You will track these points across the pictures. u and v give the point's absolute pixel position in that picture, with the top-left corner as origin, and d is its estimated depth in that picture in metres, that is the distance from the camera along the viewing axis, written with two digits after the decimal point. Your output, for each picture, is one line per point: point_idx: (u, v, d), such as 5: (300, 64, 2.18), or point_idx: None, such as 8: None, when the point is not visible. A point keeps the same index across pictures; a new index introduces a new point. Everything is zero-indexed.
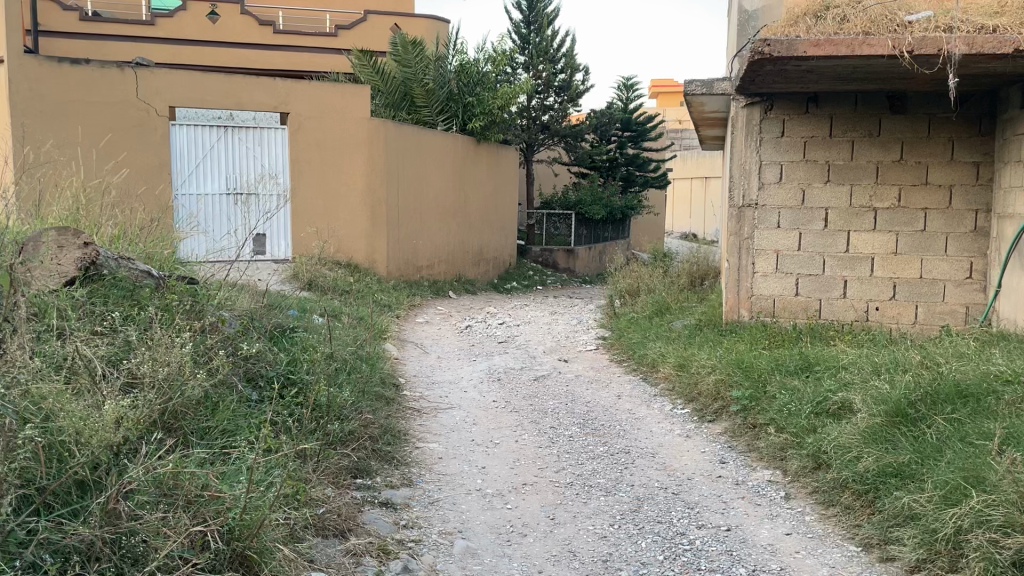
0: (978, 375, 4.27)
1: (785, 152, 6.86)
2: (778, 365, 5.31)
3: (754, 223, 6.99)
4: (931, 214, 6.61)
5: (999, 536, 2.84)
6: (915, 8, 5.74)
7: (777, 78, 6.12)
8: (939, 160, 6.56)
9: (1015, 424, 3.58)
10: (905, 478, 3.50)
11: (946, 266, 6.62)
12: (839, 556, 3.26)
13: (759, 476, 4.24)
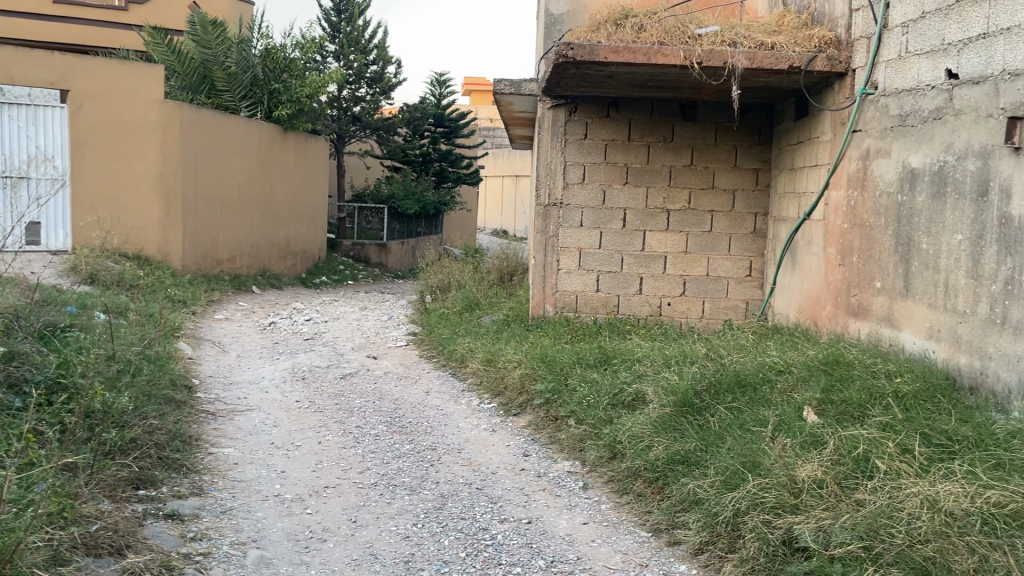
0: (755, 366, 4.64)
1: (588, 154, 7.10)
2: (579, 359, 5.50)
3: (558, 221, 7.19)
4: (717, 216, 7.12)
5: (771, 517, 3.05)
6: (704, 23, 6.13)
7: (580, 82, 6.33)
8: (725, 167, 7.08)
9: (785, 411, 3.93)
10: (691, 465, 3.73)
11: (729, 264, 7.14)
12: (631, 542, 3.40)
13: (559, 467, 4.35)
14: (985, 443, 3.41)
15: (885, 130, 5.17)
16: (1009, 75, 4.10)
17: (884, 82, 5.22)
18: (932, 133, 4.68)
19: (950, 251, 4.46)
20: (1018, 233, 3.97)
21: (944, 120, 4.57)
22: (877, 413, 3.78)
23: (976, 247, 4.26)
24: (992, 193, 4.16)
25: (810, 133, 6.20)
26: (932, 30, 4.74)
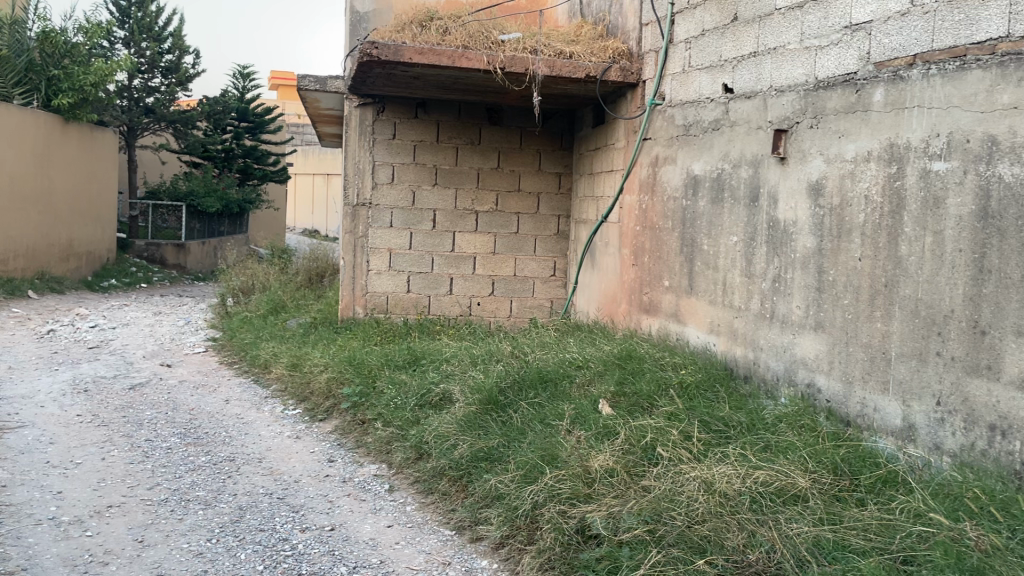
0: (557, 362, 4.82)
1: (396, 154, 7.06)
2: (387, 361, 5.48)
3: (367, 222, 7.10)
4: (523, 218, 7.32)
5: (567, 507, 3.18)
6: (507, 29, 6.28)
7: (386, 82, 6.29)
8: (530, 170, 7.30)
9: (582, 405, 4.12)
10: (494, 461, 3.82)
11: (535, 265, 7.36)
12: (435, 542, 3.41)
13: (365, 471, 4.29)
14: (756, 428, 3.75)
15: (672, 139, 5.53)
16: (776, 91, 4.51)
17: (670, 94, 5.58)
18: (711, 142, 5.06)
19: (727, 252, 4.84)
20: (783, 235, 4.38)
21: (722, 131, 4.96)
22: (664, 404, 4.06)
23: (749, 247, 4.66)
24: (762, 198, 4.57)
25: (607, 140, 6.52)
26: (711, 47, 5.13)
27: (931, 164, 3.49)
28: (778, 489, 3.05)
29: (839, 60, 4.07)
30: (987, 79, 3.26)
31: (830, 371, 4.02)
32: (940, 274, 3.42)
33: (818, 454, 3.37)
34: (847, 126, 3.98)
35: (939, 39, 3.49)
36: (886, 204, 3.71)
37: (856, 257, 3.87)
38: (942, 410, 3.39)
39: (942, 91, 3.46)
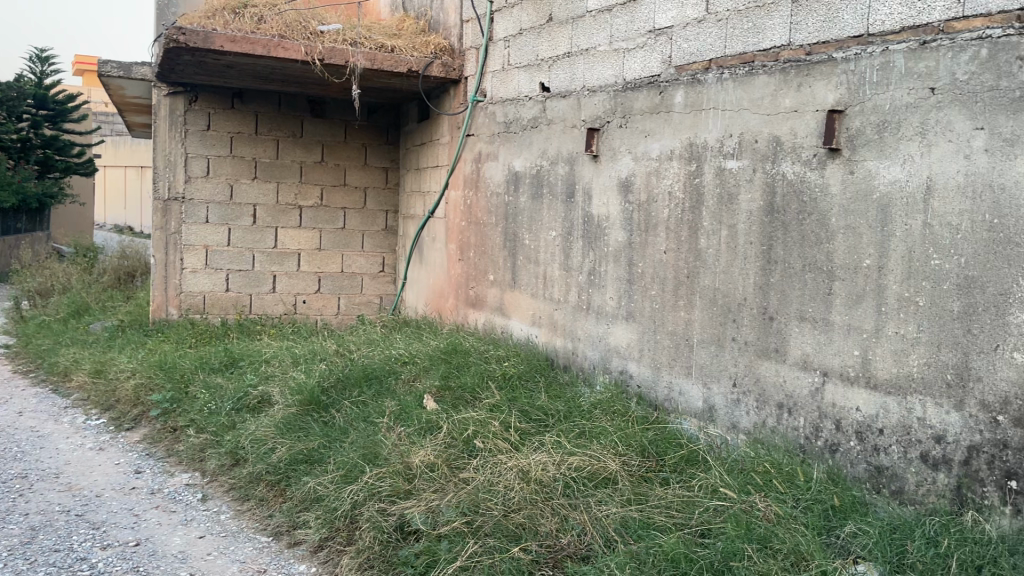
0: (382, 359, 4.78)
1: (211, 146, 6.73)
2: (202, 364, 5.23)
3: (181, 217, 6.70)
4: (349, 213, 7.20)
5: (386, 504, 3.16)
6: (326, 20, 6.13)
7: (196, 70, 5.97)
8: (355, 165, 7.18)
9: (407, 400, 4.12)
10: (314, 463, 3.73)
11: (362, 260, 7.26)
12: (250, 549, 3.28)
13: (176, 481, 4.06)
14: (572, 416, 3.89)
15: (493, 135, 5.61)
16: (589, 91, 4.68)
17: (491, 91, 5.66)
18: (530, 140, 5.18)
19: (547, 247, 4.98)
20: (597, 229, 4.55)
21: (540, 128, 5.09)
22: (485, 397, 4.12)
23: (566, 242, 4.81)
24: (577, 194, 4.73)
25: (431, 136, 6.53)
26: (528, 46, 5.25)
27: (725, 163, 3.74)
28: (591, 473, 3.21)
29: (644, 63, 4.28)
30: (772, 84, 3.53)
31: (640, 358, 4.23)
32: (734, 265, 3.67)
33: (628, 437, 3.54)
34: (652, 126, 4.20)
35: (731, 45, 3.75)
36: (687, 200, 3.94)
37: (662, 250, 4.08)
38: (737, 391, 3.66)
39: (734, 94, 3.71)
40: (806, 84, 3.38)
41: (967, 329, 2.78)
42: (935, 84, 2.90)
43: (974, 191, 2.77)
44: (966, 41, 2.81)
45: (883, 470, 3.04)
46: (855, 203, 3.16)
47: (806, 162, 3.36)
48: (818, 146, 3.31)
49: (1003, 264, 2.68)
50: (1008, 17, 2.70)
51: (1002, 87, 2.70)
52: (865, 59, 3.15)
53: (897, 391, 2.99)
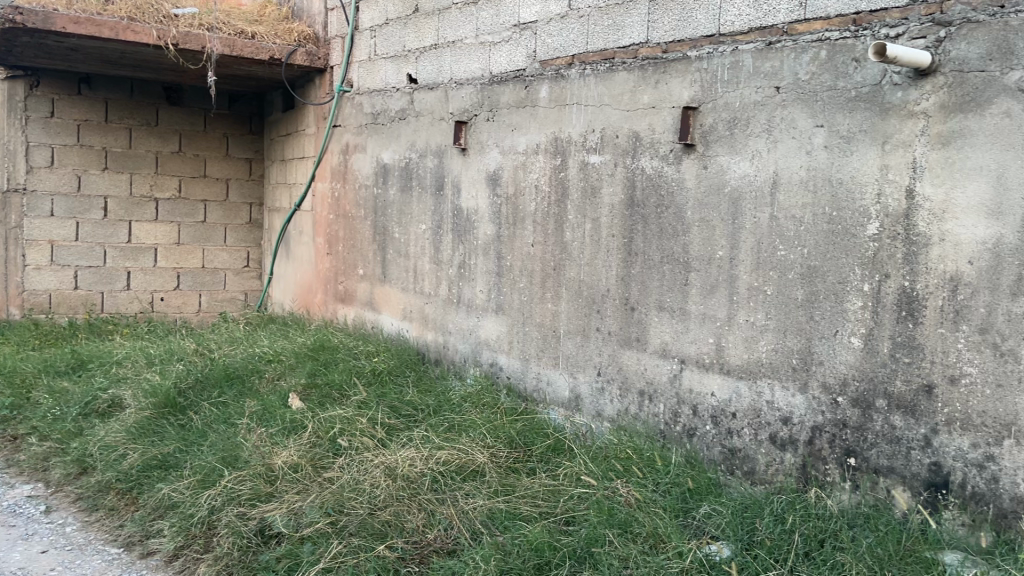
0: (245, 358, 4.61)
1: (55, 134, 6.28)
2: (48, 367, 4.89)
3: (22, 210, 6.24)
4: (210, 206, 6.89)
5: (247, 509, 3.04)
6: (181, 3, 5.83)
7: (36, 52, 5.56)
8: (216, 156, 6.88)
9: (270, 400, 3.98)
10: (169, 469, 3.56)
11: (225, 255, 6.98)
12: (98, 562, 3.07)
13: (16, 493, 3.75)
14: (442, 410, 3.87)
15: (360, 127, 5.51)
16: (456, 83, 4.66)
17: (357, 81, 5.55)
18: (398, 132, 5.11)
19: (416, 240, 4.93)
20: (466, 223, 4.55)
21: (407, 120, 5.03)
22: (353, 393, 4.04)
23: (436, 235, 4.78)
24: (446, 188, 4.71)
25: (296, 126, 6.35)
26: (394, 37, 5.17)
27: (588, 157, 3.80)
28: (459, 467, 3.20)
29: (509, 57, 4.30)
30: (631, 81, 3.62)
31: (509, 350, 4.25)
32: (598, 258, 3.74)
33: (496, 429, 3.56)
34: (518, 119, 4.22)
35: (592, 42, 3.82)
36: (553, 193, 3.99)
37: (530, 243, 4.12)
38: (602, 380, 3.74)
39: (596, 90, 3.78)
40: (663, 81, 3.48)
41: (809, 316, 2.94)
42: (780, 83, 3.05)
43: (815, 185, 2.92)
44: (808, 43, 2.96)
45: (737, 451, 3.19)
46: (709, 197, 3.28)
47: (664, 157, 3.46)
48: (674, 141, 3.42)
49: (841, 254, 2.84)
50: (845, 20, 2.86)
51: (839, 87, 2.87)
52: (717, 58, 3.27)
53: (748, 376, 3.14)
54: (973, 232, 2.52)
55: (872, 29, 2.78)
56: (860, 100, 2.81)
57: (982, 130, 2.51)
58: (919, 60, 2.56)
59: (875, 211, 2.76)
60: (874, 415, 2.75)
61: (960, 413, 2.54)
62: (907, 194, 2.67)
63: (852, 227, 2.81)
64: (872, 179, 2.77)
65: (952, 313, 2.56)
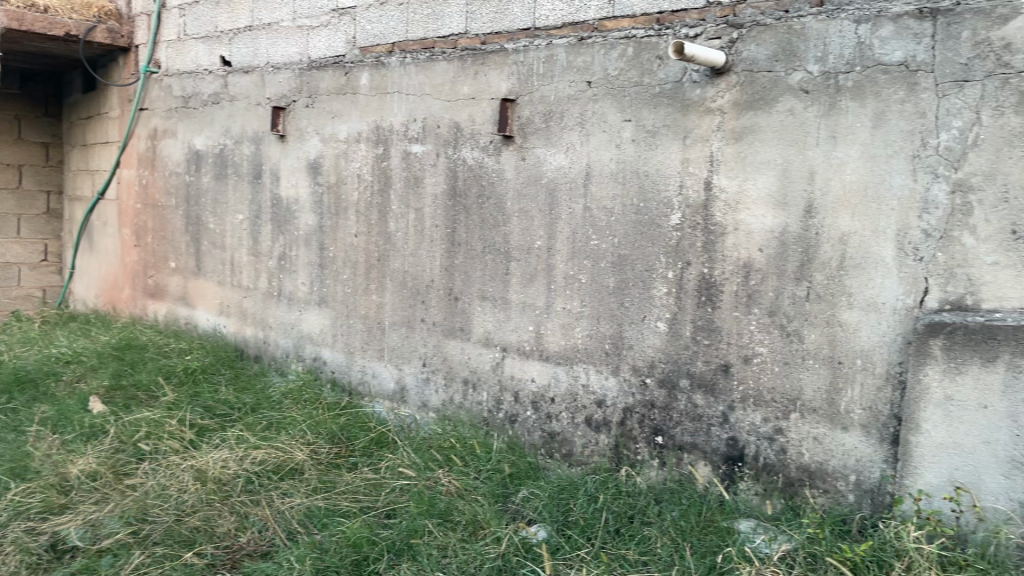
0: (39, 361, 4.23)
1: None
2: None
3: None
4: (0, 195, 6.27)
5: (37, 523, 2.78)
6: None
7: None
8: (6, 140, 6.27)
9: (68, 404, 3.68)
10: None
11: (19, 249, 6.37)
12: None
13: None
14: (260, 407, 3.73)
15: (170, 111, 5.19)
16: (273, 68, 4.48)
17: (166, 62, 5.22)
18: (212, 117, 4.85)
19: (233, 231, 4.71)
20: (286, 213, 4.39)
21: (221, 105, 4.79)
22: (163, 394, 3.81)
23: (254, 226, 4.58)
24: (264, 176, 4.52)
25: (99, 110, 5.90)
26: (206, 17, 4.91)
27: (410, 147, 3.77)
28: (276, 466, 3.11)
29: (328, 43, 4.18)
30: (451, 71, 3.62)
31: (333, 344, 4.15)
32: (422, 248, 3.72)
33: (317, 425, 3.47)
34: (338, 107, 4.12)
35: (411, 30, 3.78)
36: (374, 183, 3.93)
37: (352, 234, 4.04)
38: (427, 370, 3.73)
39: (416, 79, 3.75)
40: (482, 72, 3.50)
41: (620, 303, 3.06)
42: (592, 77, 3.14)
43: (625, 177, 3.04)
44: (616, 40, 3.07)
45: (556, 435, 3.27)
46: (527, 187, 3.34)
47: (484, 149, 3.49)
48: (493, 132, 3.46)
49: (648, 243, 2.98)
50: (649, 19, 2.99)
51: (645, 83, 3.00)
52: (532, 51, 3.33)
53: (566, 362, 3.23)
54: (763, 222, 2.70)
55: (673, 29, 2.92)
56: (663, 96, 2.95)
57: (769, 127, 2.70)
58: (714, 60, 2.70)
59: (677, 202, 2.91)
60: (679, 395, 2.91)
61: (753, 390, 2.73)
62: (705, 186, 2.84)
63: (657, 218, 2.95)
64: (674, 171, 2.92)
65: (746, 297, 2.74)
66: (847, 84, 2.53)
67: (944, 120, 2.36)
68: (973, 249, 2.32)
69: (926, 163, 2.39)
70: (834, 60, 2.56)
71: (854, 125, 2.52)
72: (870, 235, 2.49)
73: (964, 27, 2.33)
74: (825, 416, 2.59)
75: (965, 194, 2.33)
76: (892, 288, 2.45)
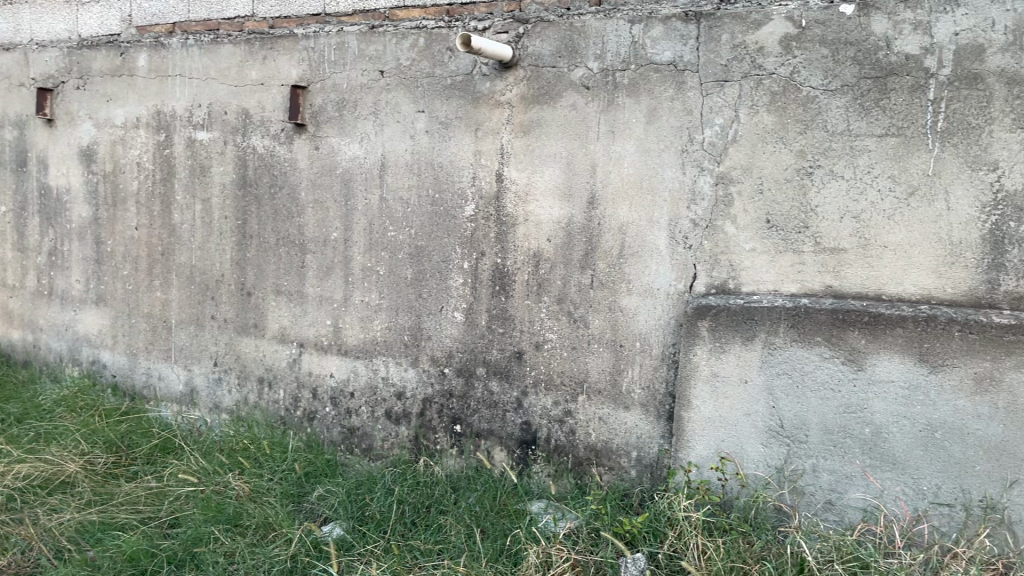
0: None
1: None
2: None
3: None
4: None
5: None
6: None
7: None
8: None
9: None
10: None
11: None
12: None
13: None
14: (27, 418, 3.41)
15: None
16: (37, 46, 4.07)
17: None
18: None
19: None
20: (55, 205, 4.02)
21: None
22: None
23: (19, 219, 4.15)
24: (30, 164, 4.11)
25: None
26: None
27: (195, 133, 3.56)
28: (44, 480, 2.86)
29: (100, 20, 3.85)
30: (237, 55, 3.44)
31: (114, 346, 3.85)
32: (210, 241, 3.54)
33: (92, 434, 3.22)
34: (114, 90, 3.81)
35: (193, 11, 3.56)
36: (156, 172, 3.68)
37: (133, 226, 3.76)
38: (218, 370, 3.54)
39: (200, 63, 3.54)
40: (270, 58, 3.36)
41: (418, 294, 3.05)
42: (384, 67, 3.10)
43: (419, 168, 3.04)
44: (407, 30, 3.05)
45: (354, 430, 3.21)
46: (321, 177, 3.25)
47: (275, 137, 3.36)
48: (285, 120, 3.33)
49: (443, 234, 2.99)
50: (439, 10, 2.99)
51: (437, 75, 3.00)
52: (322, 37, 3.23)
53: (364, 356, 3.18)
54: (551, 213, 2.79)
55: (463, 21, 2.94)
56: (455, 88, 2.97)
57: (555, 120, 2.79)
58: (502, 53, 2.74)
59: (470, 193, 2.94)
60: (476, 383, 2.95)
61: (545, 375, 2.83)
62: (497, 177, 2.90)
63: (452, 209, 2.97)
64: (467, 163, 2.95)
65: (536, 285, 2.82)
66: (623, 82, 2.66)
67: (708, 117, 2.54)
68: (733, 237, 2.51)
69: (693, 157, 2.56)
70: (612, 58, 2.68)
71: (631, 121, 2.65)
72: (647, 225, 2.64)
73: (724, 30, 2.51)
74: (609, 397, 2.72)
75: (727, 186, 2.52)
76: (666, 274, 2.62)
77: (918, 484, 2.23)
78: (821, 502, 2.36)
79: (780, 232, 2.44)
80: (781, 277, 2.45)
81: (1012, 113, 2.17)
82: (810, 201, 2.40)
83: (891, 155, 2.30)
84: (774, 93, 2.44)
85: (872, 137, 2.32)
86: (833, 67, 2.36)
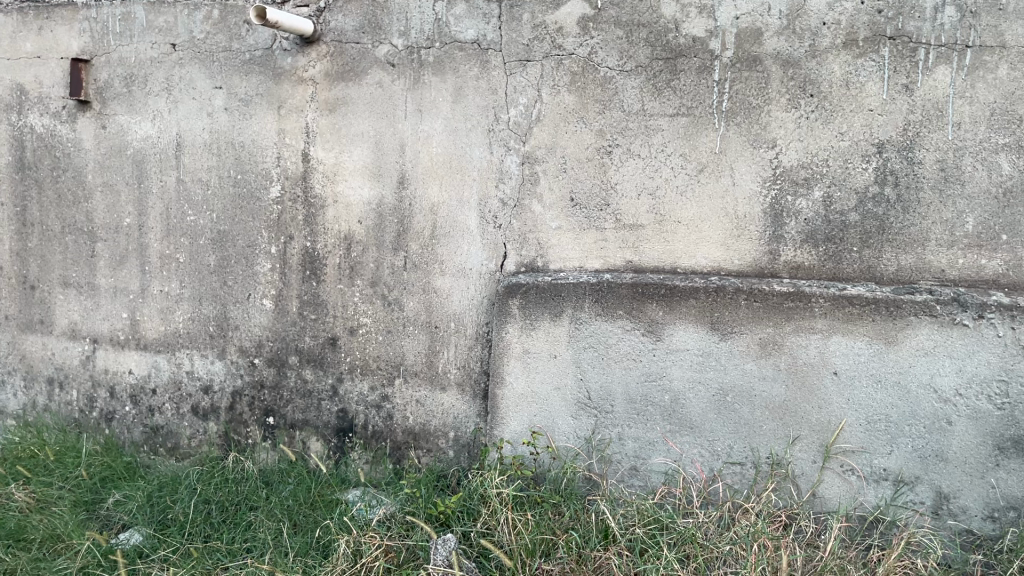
0: None
1: None
2: None
3: None
4: None
5: None
6: None
7: None
8: None
9: None
10: None
11: None
12: None
13: None
14: None
15: None
16: None
17: None
18: None
19: None
20: None
21: None
22: None
23: None
24: None
25: None
26: None
27: None
28: None
29: None
30: (8, 25, 3.11)
31: None
32: None
33: None
34: None
35: None
36: None
37: None
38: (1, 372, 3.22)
39: None
40: (47, 28, 3.06)
41: (222, 281, 2.89)
42: (175, 40, 2.90)
43: (218, 147, 2.87)
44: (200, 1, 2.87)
45: (159, 429, 3.01)
46: (110, 158, 3.01)
47: (55, 115, 3.07)
48: (66, 97, 3.05)
49: (247, 217, 2.85)
50: None
51: (234, 49, 2.84)
52: (106, 6, 2.98)
53: (166, 349, 2.98)
54: (360, 194, 2.72)
55: None
56: (254, 64, 2.82)
57: (360, 98, 2.71)
58: (301, 28, 2.62)
59: (275, 174, 2.81)
60: (288, 372, 2.84)
61: (359, 360, 2.76)
62: (302, 158, 2.79)
63: (256, 191, 2.83)
64: (271, 142, 2.81)
65: (348, 269, 2.75)
66: (428, 60, 2.63)
67: (512, 97, 2.55)
68: (540, 216, 2.55)
69: (500, 137, 2.57)
70: (416, 35, 2.64)
71: (437, 100, 2.62)
72: (456, 205, 2.62)
73: (525, 10, 2.53)
74: (425, 378, 2.69)
75: (532, 165, 2.54)
76: (477, 254, 2.61)
77: (712, 446, 2.36)
78: (627, 469, 2.45)
79: (584, 210, 2.50)
80: (586, 254, 2.51)
81: (787, 94, 2.31)
82: (611, 179, 2.47)
83: (682, 134, 2.40)
84: (574, 73, 2.49)
85: (665, 117, 2.41)
86: (628, 48, 2.43)
